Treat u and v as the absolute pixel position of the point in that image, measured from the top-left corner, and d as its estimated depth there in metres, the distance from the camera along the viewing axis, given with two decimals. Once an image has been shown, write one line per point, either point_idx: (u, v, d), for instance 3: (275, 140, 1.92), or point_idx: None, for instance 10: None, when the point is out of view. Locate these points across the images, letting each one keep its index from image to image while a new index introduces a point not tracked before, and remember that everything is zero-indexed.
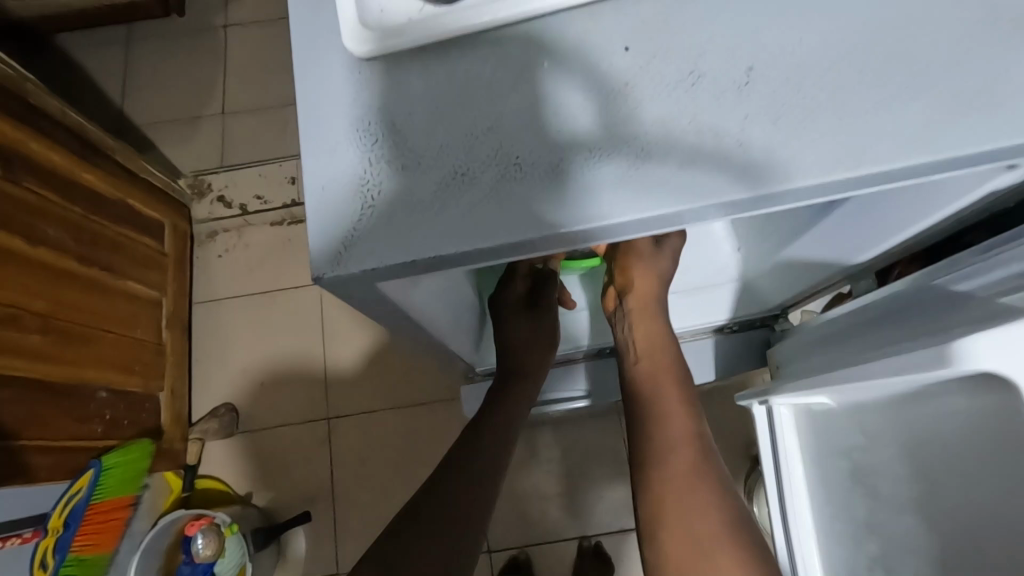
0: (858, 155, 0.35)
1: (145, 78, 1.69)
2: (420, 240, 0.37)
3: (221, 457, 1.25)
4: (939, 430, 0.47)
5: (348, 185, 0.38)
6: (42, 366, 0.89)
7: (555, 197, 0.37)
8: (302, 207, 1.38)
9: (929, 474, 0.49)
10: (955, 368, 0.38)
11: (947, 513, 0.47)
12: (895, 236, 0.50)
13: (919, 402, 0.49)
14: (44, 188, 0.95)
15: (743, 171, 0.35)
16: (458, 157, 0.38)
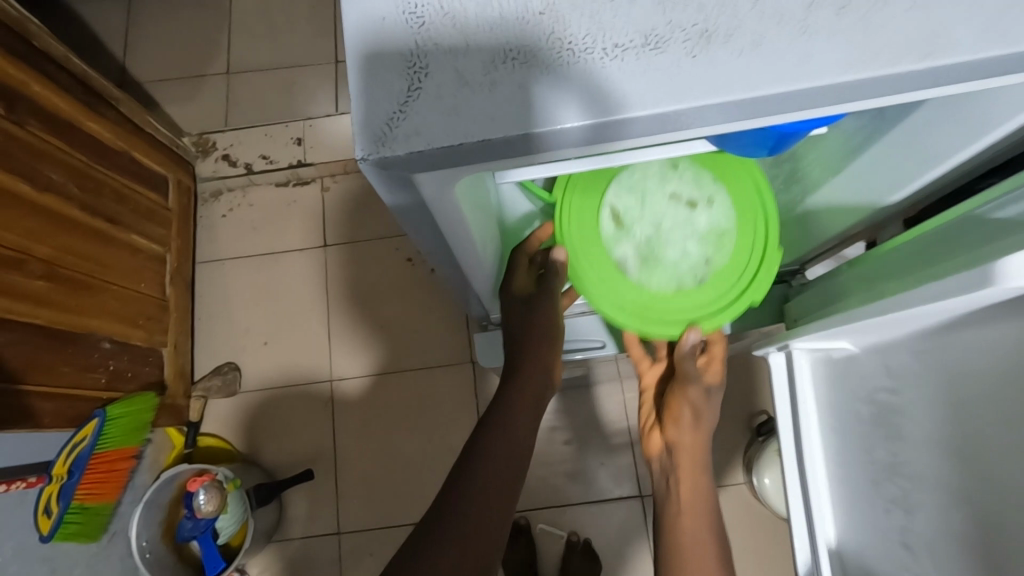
0: (925, 47, 0.33)
1: (148, 34, 1.66)
2: (469, 126, 0.34)
3: (223, 416, 1.25)
4: (972, 363, 0.47)
5: (396, 63, 0.35)
6: (47, 312, 0.88)
7: (612, 83, 0.34)
8: (308, 169, 1.36)
9: (959, 407, 0.49)
10: (998, 286, 0.39)
11: (974, 445, 0.48)
12: (928, 173, 0.51)
13: (950, 334, 0.50)
14: (47, 133, 0.93)
15: (796, 60, 0.33)
16: (511, 38, 0.35)
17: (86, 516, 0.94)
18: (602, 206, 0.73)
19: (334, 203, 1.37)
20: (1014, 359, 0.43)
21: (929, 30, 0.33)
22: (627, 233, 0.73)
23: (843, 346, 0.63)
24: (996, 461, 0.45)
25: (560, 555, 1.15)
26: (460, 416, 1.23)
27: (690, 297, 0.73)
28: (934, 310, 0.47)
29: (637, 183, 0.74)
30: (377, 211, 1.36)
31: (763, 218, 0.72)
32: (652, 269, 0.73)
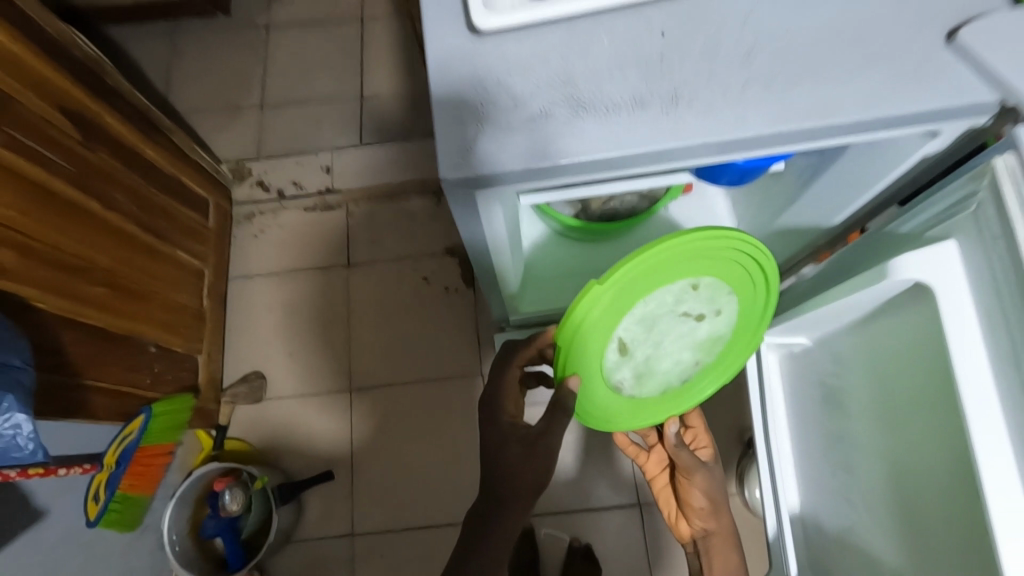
0: (846, 105, 0.45)
1: (189, 70, 1.81)
2: (516, 159, 0.46)
3: (247, 422, 1.34)
4: (895, 348, 0.58)
5: (463, 113, 0.47)
6: (107, 315, 0.98)
7: (620, 130, 0.46)
8: (334, 195, 1.49)
9: (887, 383, 0.60)
10: (892, 277, 0.51)
11: (906, 421, 0.57)
12: (865, 193, 0.62)
13: (878, 320, 0.61)
14: (115, 158, 1.05)
15: (735, 114, 0.45)
16: (544, 98, 0.47)
17: (126, 506, 1.03)
18: (608, 341, 0.65)
19: (357, 226, 1.48)
20: (923, 339, 0.54)
21: (835, 97, 0.45)
22: (630, 361, 0.68)
23: (800, 340, 0.74)
24: (920, 429, 0.55)
25: (562, 560, 1.22)
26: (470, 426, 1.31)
27: (676, 393, 0.75)
28: (864, 299, 0.58)
29: (647, 315, 0.65)
30: (397, 234, 1.47)
31: (760, 317, 0.72)
32: (645, 382, 0.71)
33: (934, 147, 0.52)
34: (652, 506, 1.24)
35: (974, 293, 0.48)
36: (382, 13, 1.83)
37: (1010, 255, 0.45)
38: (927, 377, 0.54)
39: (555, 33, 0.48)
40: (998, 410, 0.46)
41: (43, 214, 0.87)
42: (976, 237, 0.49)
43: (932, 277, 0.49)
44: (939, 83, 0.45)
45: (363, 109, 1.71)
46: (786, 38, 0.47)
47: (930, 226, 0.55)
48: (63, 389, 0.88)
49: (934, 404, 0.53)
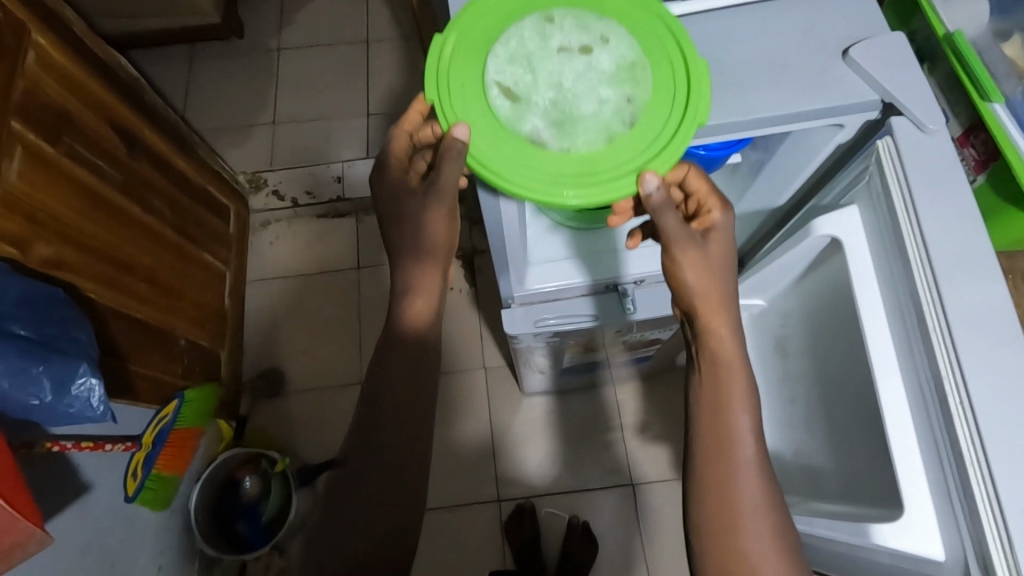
0: (774, 105, 0.58)
1: (206, 90, 1.92)
2: None
3: (265, 414, 1.43)
4: (815, 302, 0.73)
5: None
6: (146, 309, 1.08)
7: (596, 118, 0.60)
8: (345, 203, 1.60)
9: (813, 331, 0.73)
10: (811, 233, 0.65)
11: (838, 373, 0.69)
12: (800, 176, 0.73)
13: (809, 279, 0.74)
14: (153, 167, 1.15)
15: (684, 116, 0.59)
16: None
17: (160, 485, 1.11)
18: (493, 90, 0.57)
19: (365, 231, 1.59)
20: (835, 289, 0.68)
21: (768, 99, 0.58)
22: (538, 110, 0.56)
23: (757, 303, 0.84)
24: (845, 378, 0.67)
25: (562, 537, 1.30)
26: (473, 414, 1.40)
27: (632, 141, 0.56)
28: (798, 256, 0.72)
29: (525, 54, 0.57)
30: None
31: (673, 41, 0.59)
32: (571, 133, 0.56)
33: (841, 137, 0.64)
34: (643, 486, 1.33)
35: (871, 245, 0.62)
36: (386, 36, 1.96)
37: (889, 215, 0.59)
38: (837, 321, 0.68)
39: None
40: (887, 335, 0.60)
41: (97, 215, 0.98)
42: (870, 202, 0.63)
43: (843, 233, 0.64)
44: (854, 92, 0.58)
45: (369, 124, 1.84)
46: (737, 58, 0.60)
47: (841, 199, 0.68)
48: (113, 372, 0.97)
49: (842, 343, 0.67)
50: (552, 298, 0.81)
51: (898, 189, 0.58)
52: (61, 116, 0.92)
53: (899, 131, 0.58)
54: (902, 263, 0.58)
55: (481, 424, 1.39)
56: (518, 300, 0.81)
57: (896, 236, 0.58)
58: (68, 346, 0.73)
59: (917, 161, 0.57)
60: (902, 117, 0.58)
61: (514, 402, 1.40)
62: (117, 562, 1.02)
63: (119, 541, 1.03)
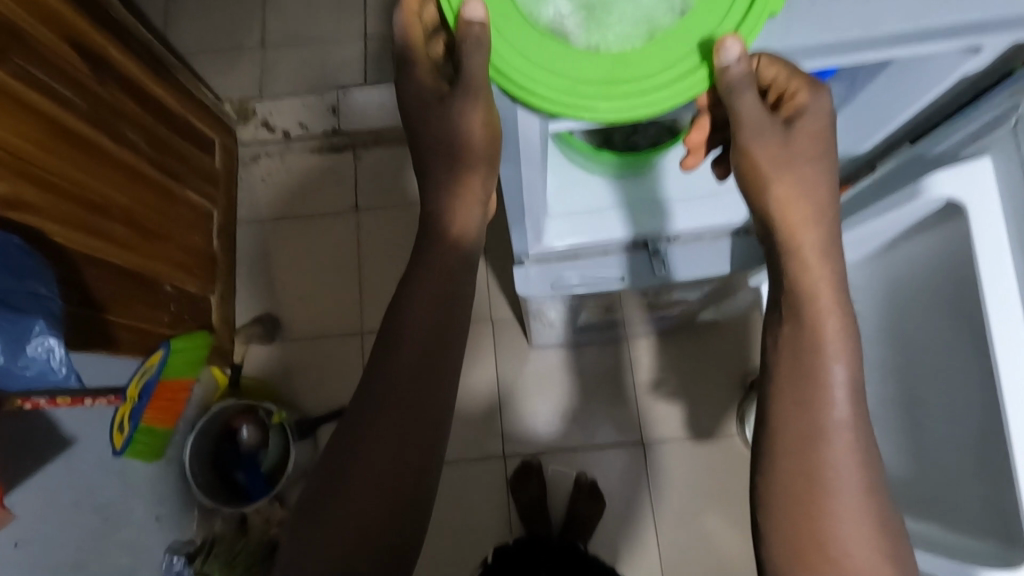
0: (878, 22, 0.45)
1: (187, 5, 1.74)
2: None
3: (261, 361, 1.37)
4: (914, 273, 0.67)
5: None
6: (125, 254, 0.99)
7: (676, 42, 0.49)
8: (341, 137, 1.47)
9: (906, 306, 0.69)
10: (924, 196, 0.56)
11: (943, 349, 0.64)
12: (904, 113, 0.61)
13: (908, 245, 0.67)
14: (124, 93, 1.02)
15: (773, 32, 0.47)
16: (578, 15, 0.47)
17: (151, 437, 1.06)
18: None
19: (364, 169, 1.47)
20: (956, 261, 0.60)
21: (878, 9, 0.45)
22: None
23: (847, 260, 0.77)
24: (963, 352, 0.61)
25: (568, 494, 1.27)
26: (477, 368, 1.33)
27: (677, 36, 0.47)
28: (903, 217, 0.63)
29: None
30: (403, 180, 1.46)
31: None
32: (603, 23, 0.46)
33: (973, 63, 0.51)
34: (653, 445, 1.28)
35: (1007, 209, 0.53)
36: None
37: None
38: (946, 292, 0.62)
39: None
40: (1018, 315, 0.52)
41: (58, 147, 0.86)
42: (1014, 152, 0.53)
43: (965, 194, 0.54)
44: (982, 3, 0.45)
45: (367, 49, 1.67)
46: None
47: (963, 148, 0.58)
48: (89, 322, 0.89)
49: (956, 317, 0.61)
50: (570, 256, 0.71)
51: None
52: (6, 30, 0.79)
53: None
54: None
55: (487, 378, 1.33)
56: (533, 258, 0.71)
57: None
58: (25, 301, 0.65)
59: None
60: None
61: (521, 355, 1.34)
62: (111, 515, 0.99)
63: (112, 494, 0.99)
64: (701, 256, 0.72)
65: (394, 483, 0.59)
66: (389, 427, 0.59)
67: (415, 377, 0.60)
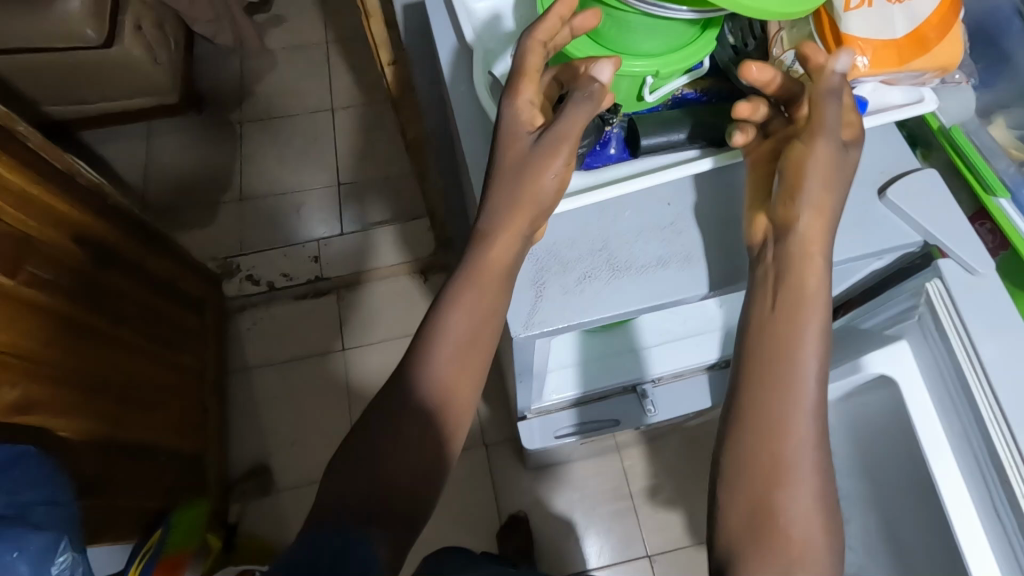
0: (727, 267, 0.60)
1: (166, 170, 1.87)
2: (585, 315, 0.57)
3: (255, 519, 1.34)
4: (866, 428, 0.74)
5: (535, 285, 0.59)
6: (126, 432, 1.01)
7: (639, 262, 0.59)
8: (325, 281, 1.55)
9: (866, 447, 0.75)
10: (865, 370, 0.66)
11: (888, 477, 0.71)
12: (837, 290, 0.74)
13: (854, 403, 0.76)
14: (124, 276, 1.09)
15: (725, 268, 0.60)
16: (591, 265, 0.59)
17: None
18: (593, 243, 0.60)
19: (348, 310, 1.54)
20: (886, 412, 0.69)
21: (729, 258, 0.60)
22: (625, 262, 0.59)
23: None
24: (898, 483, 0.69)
25: None
26: (475, 493, 1.34)
27: None
28: (847, 382, 0.72)
29: (621, 201, 0.62)
30: (391, 317, 1.53)
31: None
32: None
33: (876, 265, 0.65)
34: (659, 555, 1.29)
35: (933, 395, 0.62)
36: (351, 102, 1.94)
37: (951, 361, 0.60)
38: (888, 445, 0.70)
39: (596, 215, 0.61)
40: (964, 489, 0.59)
41: (68, 340, 0.90)
42: (936, 340, 0.62)
43: (894, 370, 0.64)
44: (875, 226, 0.59)
45: (342, 196, 1.79)
46: (733, 205, 0.62)
47: (889, 326, 0.69)
48: (94, 510, 0.90)
49: (898, 456, 0.68)
50: (566, 406, 0.80)
51: (961, 341, 0.59)
52: (22, 243, 0.85)
53: (949, 276, 0.59)
54: (970, 411, 0.58)
55: (484, 503, 1.33)
56: (533, 411, 0.79)
57: (957, 382, 0.59)
58: (43, 514, 0.68)
59: (973, 299, 0.59)
60: (947, 259, 0.60)
61: (519, 476, 1.36)
62: None
63: None
64: (679, 393, 0.81)
65: (400, 485, 0.53)
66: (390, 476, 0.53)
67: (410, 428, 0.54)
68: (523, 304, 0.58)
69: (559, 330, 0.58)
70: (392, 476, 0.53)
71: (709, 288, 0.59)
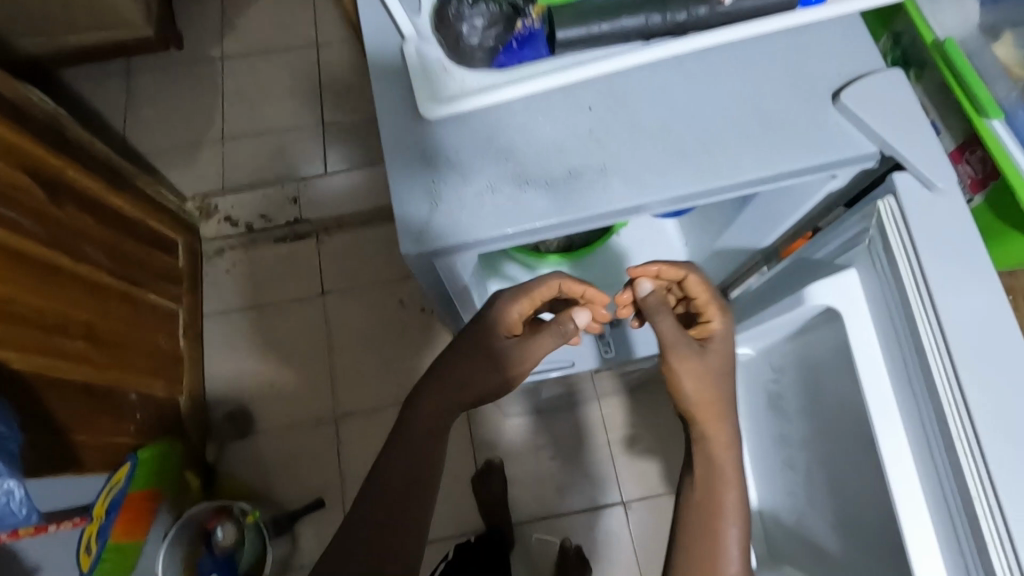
0: (661, 177, 0.57)
1: (146, 109, 1.81)
2: (483, 230, 0.56)
3: (231, 459, 1.35)
4: (813, 359, 0.68)
5: (425, 198, 0.58)
6: (90, 369, 1.01)
7: (551, 175, 0.58)
8: (303, 224, 1.51)
9: (813, 387, 0.68)
10: (804, 304, 0.61)
11: (833, 422, 0.65)
12: (789, 216, 0.70)
13: (800, 337, 0.70)
14: (84, 212, 1.07)
15: (653, 182, 0.57)
16: (495, 177, 0.58)
17: (120, 555, 1.03)
18: (501, 157, 0.59)
19: (326, 254, 1.51)
20: (832, 347, 0.64)
21: (664, 167, 0.57)
22: (538, 171, 0.58)
23: (745, 350, 0.81)
24: (837, 430, 0.65)
25: (555, 562, 1.25)
26: (452, 439, 1.34)
27: None
28: (785, 316, 0.67)
29: (535, 104, 0.60)
30: (369, 261, 1.51)
31: None
32: None
33: (831, 185, 0.62)
34: (635, 503, 1.29)
35: (884, 348, 0.57)
36: (335, 39, 1.85)
37: (901, 306, 0.54)
38: (828, 383, 0.66)
39: (505, 122, 0.59)
40: (903, 438, 0.55)
41: (24, 274, 0.89)
42: (879, 278, 0.57)
43: (840, 301, 0.59)
44: (800, 134, 0.58)
45: (325, 137, 1.73)
46: (664, 108, 0.59)
47: (836, 255, 0.64)
48: (55, 442, 0.92)
49: (843, 396, 0.63)
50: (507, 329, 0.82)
51: (911, 277, 0.53)
52: None
53: (904, 188, 0.56)
54: (920, 369, 0.53)
55: (461, 450, 1.33)
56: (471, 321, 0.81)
57: (907, 320, 0.54)
58: None
59: (928, 226, 0.54)
60: (904, 171, 0.57)
61: (496, 424, 1.35)
62: None
63: None
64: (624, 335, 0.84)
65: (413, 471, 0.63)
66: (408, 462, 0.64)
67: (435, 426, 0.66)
68: (432, 222, 0.57)
69: (458, 248, 0.57)
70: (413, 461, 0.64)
71: (666, 206, 0.58)
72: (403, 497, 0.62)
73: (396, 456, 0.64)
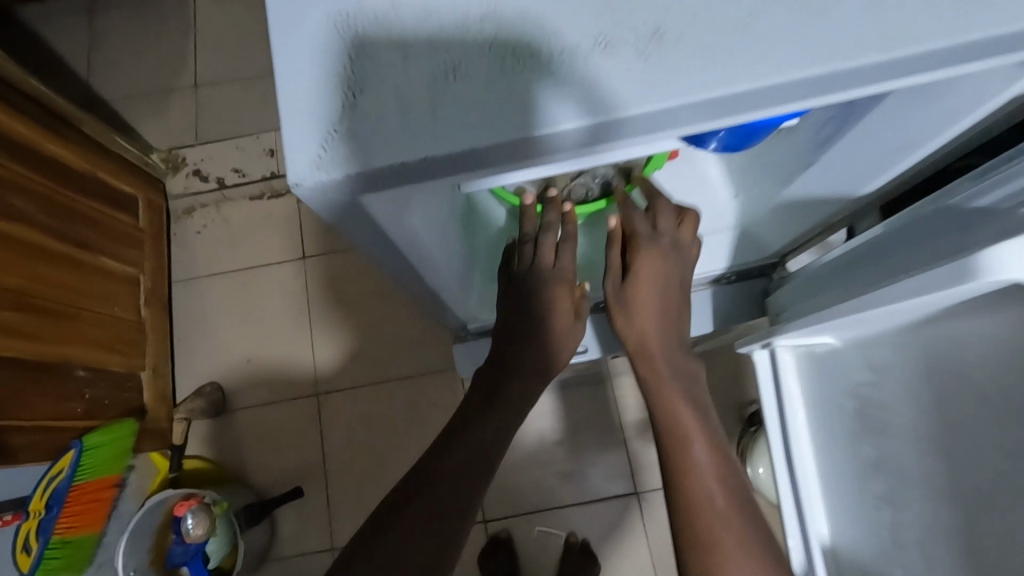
0: (751, 53, 0.31)
1: (112, 51, 1.63)
2: (424, 146, 0.33)
3: (204, 439, 1.24)
4: (956, 356, 0.48)
5: (333, 85, 0.34)
6: (20, 344, 0.87)
7: (550, 48, 0.33)
8: (281, 180, 1.33)
9: (948, 404, 0.50)
10: (983, 280, 0.39)
11: (967, 449, 0.48)
12: (906, 157, 0.51)
13: (934, 325, 0.51)
14: (14, 161, 0.91)
15: (730, 58, 0.32)
16: (453, 52, 0.33)
17: (69, 550, 0.91)
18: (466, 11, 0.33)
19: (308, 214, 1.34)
20: (999, 343, 0.43)
21: (758, 31, 0.32)
22: (522, 41, 0.33)
23: (826, 341, 0.66)
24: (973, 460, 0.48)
25: (558, 557, 1.14)
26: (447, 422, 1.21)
27: None
28: (933, 299, 0.47)
29: None
30: None
31: None
32: None
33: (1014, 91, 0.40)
34: (649, 493, 1.16)
35: None
36: None
37: None
38: (979, 396, 0.46)
39: None
40: None
41: None
42: None
43: None
44: None
45: None
46: None
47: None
48: None
49: (994, 411, 0.45)
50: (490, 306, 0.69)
51: None
52: None
53: None
54: None
55: None
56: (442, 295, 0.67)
57: None
58: None
59: None
60: None
61: None
62: None
63: None
64: None
65: (446, 493, 0.57)
66: (446, 483, 0.58)
67: (473, 438, 0.62)
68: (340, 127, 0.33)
69: (383, 175, 0.34)
70: (445, 478, 0.58)
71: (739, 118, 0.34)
72: (451, 506, 0.57)
73: (434, 478, 0.58)
